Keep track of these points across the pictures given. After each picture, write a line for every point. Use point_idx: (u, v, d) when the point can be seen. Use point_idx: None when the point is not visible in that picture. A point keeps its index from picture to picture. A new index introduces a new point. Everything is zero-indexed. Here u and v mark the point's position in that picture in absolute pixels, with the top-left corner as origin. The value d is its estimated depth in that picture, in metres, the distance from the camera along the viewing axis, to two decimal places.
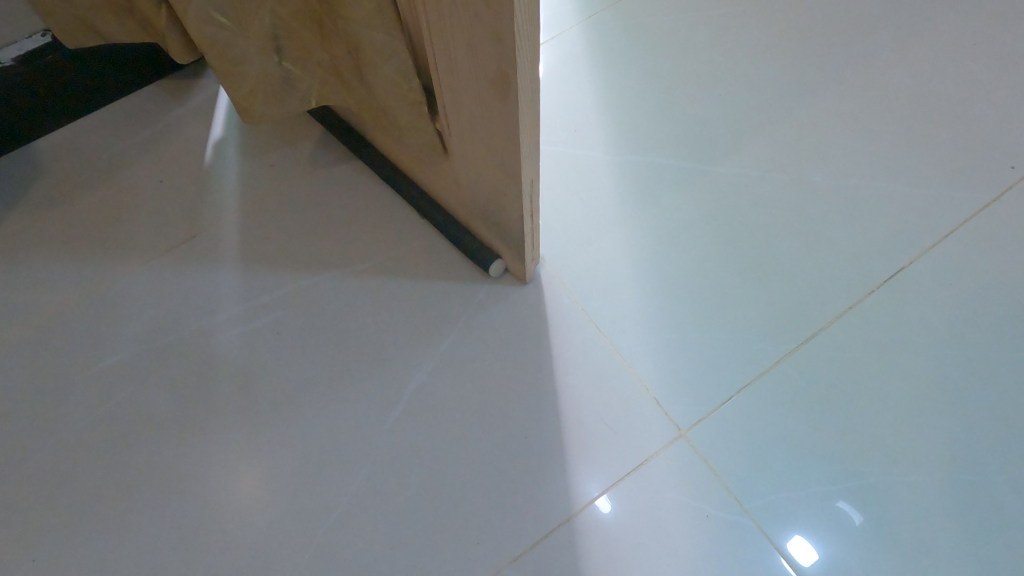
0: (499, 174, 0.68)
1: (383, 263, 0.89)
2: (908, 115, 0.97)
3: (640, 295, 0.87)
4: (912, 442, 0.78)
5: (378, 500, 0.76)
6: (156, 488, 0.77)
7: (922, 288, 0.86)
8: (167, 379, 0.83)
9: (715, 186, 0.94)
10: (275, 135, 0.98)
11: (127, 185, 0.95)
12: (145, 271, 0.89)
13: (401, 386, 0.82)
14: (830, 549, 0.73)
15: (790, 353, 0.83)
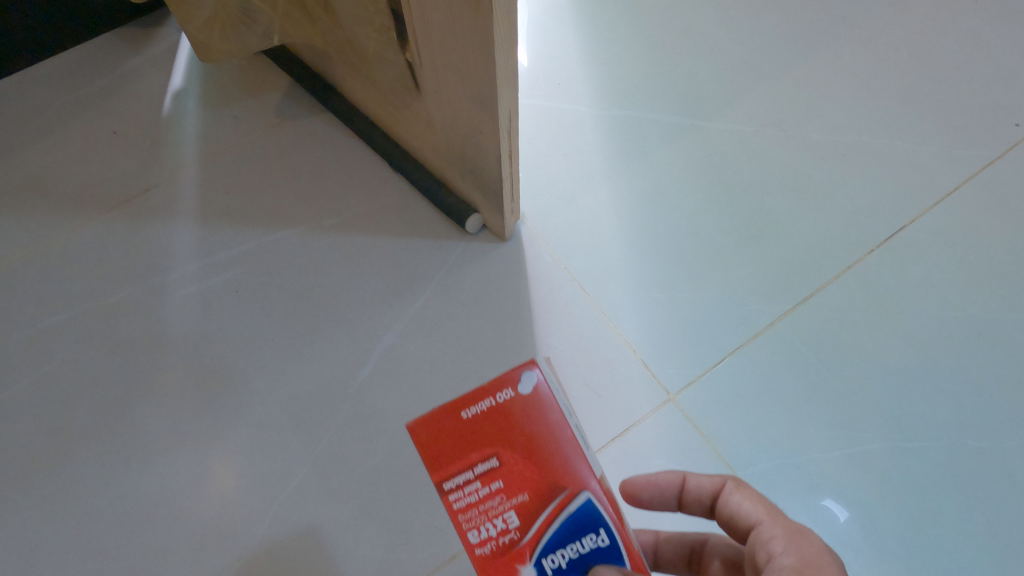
0: (475, 108, 0.63)
1: (352, 219, 0.83)
2: (910, 68, 0.92)
3: (628, 253, 0.82)
4: (914, 406, 0.73)
5: (342, 468, 0.71)
6: (103, 454, 0.72)
7: (925, 246, 0.81)
8: (117, 339, 0.78)
9: (705, 141, 0.88)
10: (240, 84, 0.93)
11: (81, 138, 0.90)
12: (97, 227, 0.84)
13: (368, 348, 0.77)
14: (831, 520, 0.68)
15: (786, 313, 0.78)
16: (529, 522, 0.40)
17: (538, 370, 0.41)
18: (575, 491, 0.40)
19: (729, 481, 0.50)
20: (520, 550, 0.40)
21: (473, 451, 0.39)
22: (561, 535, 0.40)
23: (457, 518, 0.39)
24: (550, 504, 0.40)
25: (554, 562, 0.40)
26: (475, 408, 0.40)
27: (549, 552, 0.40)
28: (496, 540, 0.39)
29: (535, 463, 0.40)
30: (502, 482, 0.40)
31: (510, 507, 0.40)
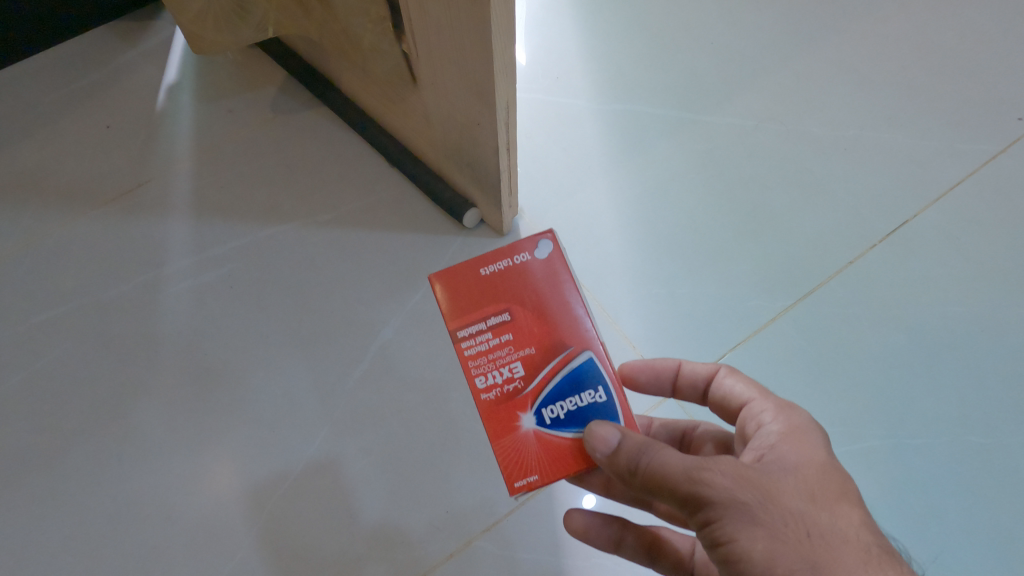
0: (472, 101, 0.62)
1: (348, 214, 0.83)
2: (912, 62, 0.91)
3: (628, 247, 0.81)
4: (916, 403, 0.72)
5: (339, 465, 0.70)
6: (94, 451, 0.71)
7: (927, 241, 0.80)
8: (109, 335, 0.77)
9: (705, 136, 0.87)
10: (234, 78, 0.92)
11: (74, 132, 0.89)
12: (90, 222, 0.83)
13: (364, 344, 0.76)
14: None
15: (787, 309, 0.77)
16: (531, 372, 0.49)
17: (552, 239, 0.51)
18: (571, 351, 0.50)
19: (721, 367, 0.55)
20: (522, 398, 0.49)
21: (488, 306, 0.50)
22: (559, 388, 0.49)
23: (470, 363, 0.49)
24: (550, 357, 0.49)
25: (551, 411, 0.49)
26: (494, 268, 0.50)
27: (547, 402, 0.49)
28: (502, 386, 0.49)
29: (539, 322, 0.50)
30: (511, 335, 0.49)
31: (517, 358, 0.49)
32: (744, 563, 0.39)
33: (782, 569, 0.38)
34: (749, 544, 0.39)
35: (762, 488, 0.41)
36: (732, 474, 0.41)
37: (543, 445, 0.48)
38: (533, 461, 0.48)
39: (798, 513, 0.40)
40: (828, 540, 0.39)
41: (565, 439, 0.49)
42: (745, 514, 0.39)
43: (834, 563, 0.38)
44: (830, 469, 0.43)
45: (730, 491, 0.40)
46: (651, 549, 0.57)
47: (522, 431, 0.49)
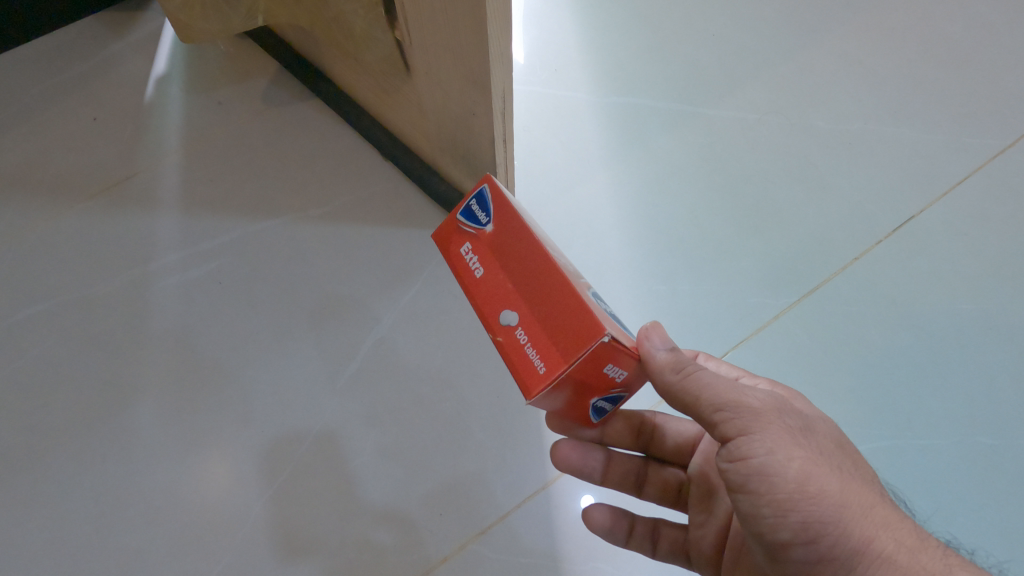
0: (467, 90, 0.60)
1: (341, 208, 0.80)
2: (918, 55, 0.89)
3: (628, 243, 0.79)
4: (924, 403, 0.71)
5: (329, 467, 0.68)
6: (77, 451, 0.69)
7: (935, 237, 0.78)
8: (94, 331, 0.75)
9: (707, 129, 0.85)
10: (225, 69, 0.90)
11: (60, 124, 0.87)
12: (75, 216, 0.81)
13: (356, 342, 0.74)
14: None
15: (791, 306, 0.75)
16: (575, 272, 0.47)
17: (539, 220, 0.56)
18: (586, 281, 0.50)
19: (702, 353, 0.61)
20: (578, 282, 0.45)
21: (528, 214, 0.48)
22: (596, 296, 0.47)
23: (536, 231, 0.44)
24: (578, 273, 0.48)
25: (599, 305, 0.45)
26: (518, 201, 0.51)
27: (594, 298, 0.46)
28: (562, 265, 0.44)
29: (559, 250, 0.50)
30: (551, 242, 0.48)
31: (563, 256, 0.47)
32: (781, 479, 0.42)
33: (814, 487, 0.42)
34: (792, 461, 0.42)
35: (802, 421, 0.45)
36: (775, 404, 0.44)
37: (610, 323, 0.42)
38: (609, 324, 0.41)
39: (831, 449, 0.45)
40: (856, 478, 0.44)
41: (620, 330, 0.44)
42: (789, 435, 0.43)
43: (858, 494, 0.43)
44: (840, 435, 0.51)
45: (776, 416, 0.43)
46: (653, 534, 0.60)
47: (593, 301, 0.42)
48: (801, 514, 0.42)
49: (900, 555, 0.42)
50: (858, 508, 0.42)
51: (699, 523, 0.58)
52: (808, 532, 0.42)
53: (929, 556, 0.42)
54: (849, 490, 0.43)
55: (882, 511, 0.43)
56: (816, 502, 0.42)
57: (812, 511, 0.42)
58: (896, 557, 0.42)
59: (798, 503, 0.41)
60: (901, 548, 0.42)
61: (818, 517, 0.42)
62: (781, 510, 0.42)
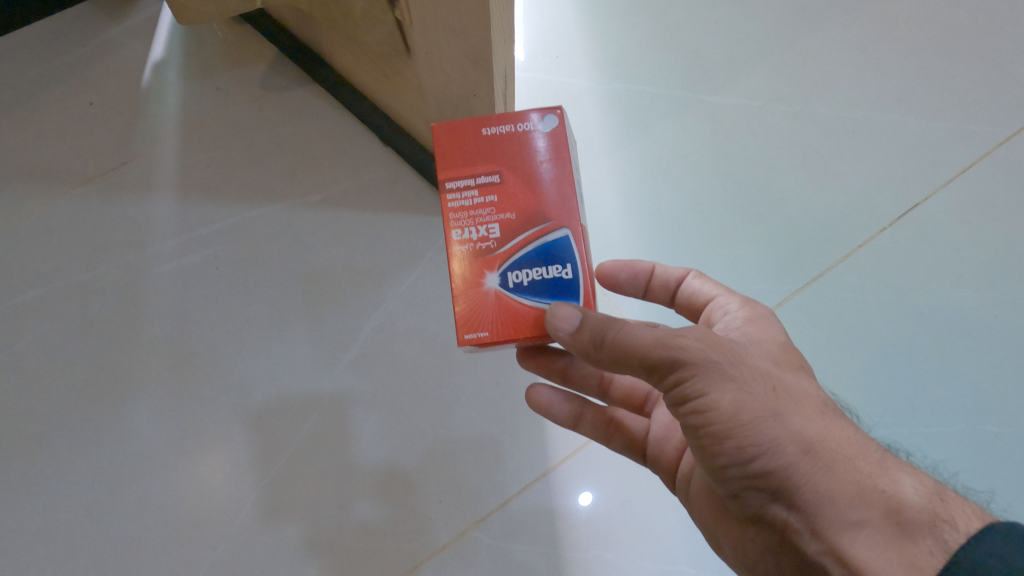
0: (468, 70, 0.59)
1: (340, 194, 0.80)
2: (923, 42, 0.88)
3: (629, 230, 0.78)
4: (928, 392, 0.70)
5: (327, 453, 0.67)
6: (71, 438, 0.68)
7: (939, 225, 0.77)
8: (89, 317, 0.74)
9: (710, 116, 0.85)
10: (223, 55, 0.89)
11: (55, 109, 0.86)
12: (70, 201, 0.80)
13: (355, 328, 0.73)
14: None
15: (795, 294, 0.75)
16: (508, 235, 0.46)
17: (560, 114, 0.46)
18: (553, 222, 0.46)
19: (693, 271, 0.59)
20: (493, 258, 0.46)
21: (480, 164, 0.46)
22: (530, 256, 0.46)
23: (450, 213, 0.46)
24: (527, 224, 0.45)
25: (517, 276, 0.45)
26: (494, 130, 0.46)
27: (515, 267, 0.46)
28: (476, 243, 0.46)
29: (530, 187, 0.46)
30: (497, 197, 0.46)
31: (496, 221, 0.46)
32: (712, 413, 0.41)
33: (746, 417, 0.41)
34: (720, 396, 0.41)
35: (732, 351, 0.43)
36: (704, 339, 0.42)
37: (501, 309, 0.45)
38: (488, 318, 0.45)
39: (764, 372, 0.43)
40: (791, 398, 0.43)
41: (524, 307, 0.45)
42: (718, 370, 0.41)
43: (793, 413, 0.42)
44: (789, 348, 0.48)
45: (705, 353, 0.41)
46: (608, 427, 0.59)
47: (485, 290, 0.45)
48: (736, 441, 0.41)
49: (838, 464, 0.41)
50: (794, 427, 0.41)
51: (659, 425, 0.57)
52: (746, 457, 0.41)
53: (867, 461, 0.41)
54: (784, 412, 0.42)
55: (819, 425, 0.42)
56: (750, 428, 0.41)
57: (746, 437, 0.41)
58: (833, 466, 0.41)
59: (733, 432, 0.41)
60: (838, 457, 0.41)
61: (754, 442, 0.41)
62: (717, 440, 0.41)
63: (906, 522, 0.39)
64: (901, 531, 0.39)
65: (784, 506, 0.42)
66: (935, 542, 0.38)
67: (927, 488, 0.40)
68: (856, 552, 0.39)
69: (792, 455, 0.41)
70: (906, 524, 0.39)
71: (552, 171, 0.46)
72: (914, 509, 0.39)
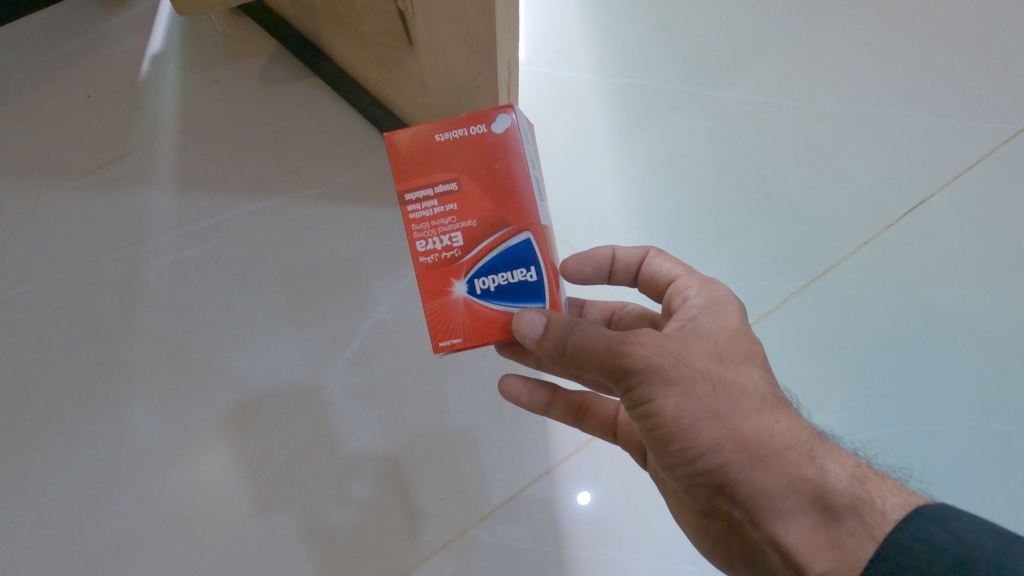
0: (471, 61, 0.58)
1: (339, 188, 0.79)
2: (929, 37, 0.87)
3: (632, 225, 0.78)
4: (934, 389, 0.69)
5: (326, 450, 0.67)
6: (66, 433, 0.67)
7: (945, 221, 0.77)
8: (86, 311, 0.73)
9: (715, 111, 0.84)
10: (222, 47, 0.88)
11: (52, 100, 0.84)
12: (66, 194, 0.79)
13: (355, 323, 0.72)
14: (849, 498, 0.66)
15: (800, 290, 0.74)
16: (471, 243, 0.43)
17: (514, 112, 0.42)
18: (518, 226, 0.43)
19: (653, 249, 0.56)
20: (458, 266, 0.43)
21: (436, 172, 0.42)
22: (496, 262, 0.43)
23: (409, 226, 0.43)
24: (490, 229, 0.43)
25: (484, 283, 0.43)
26: (446, 136, 0.42)
27: (482, 273, 0.43)
28: (440, 253, 0.43)
29: (489, 191, 0.42)
30: (456, 205, 0.43)
31: (458, 229, 0.43)
32: (657, 419, 0.40)
33: (687, 420, 0.40)
34: (664, 402, 0.40)
35: (675, 351, 0.41)
36: (651, 345, 0.41)
37: (471, 317, 0.43)
38: (459, 326, 0.44)
39: (709, 368, 0.41)
40: (730, 392, 0.41)
41: (494, 312, 0.44)
42: (660, 373, 0.40)
43: (732, 407, 0.41)
44: (740, 334, 0.45)
45: (650, 357, 0.40)
46: (578, 410, 0.56)
47: (453, 298, 0.43)
48: (680, 442, 0.40)
49: (774, 457, 0.40)
50: (731, 424, 0.40)
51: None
52: (688, 456, 0.41)
53: (800, 450, 0.40)
54: (721, 408, 0.40)
55: (757, 418, 0.41)
56: (690, 431, 0.40)
57: (687, 439, 0.40)
58: (767, 460, 0.40)
59: (675, 436, 0.40)
60: (772, 451, 0.40)
61: (694, 441, 0.40)
62: (664, 442, 0.41)
63: (832, 508, 0.39)
64: (830, 519, 0.39)
65: (727, 500, 0.42)
66: (859, 526, 0.37)
67: (849, 469, 0.40)
68: (790, 540, 0.39)
69: (731, 452, 0.40)
70: (832, 509, 0.39)
71: (510, 176, 0.42)
72: (838, 495, 0.39)
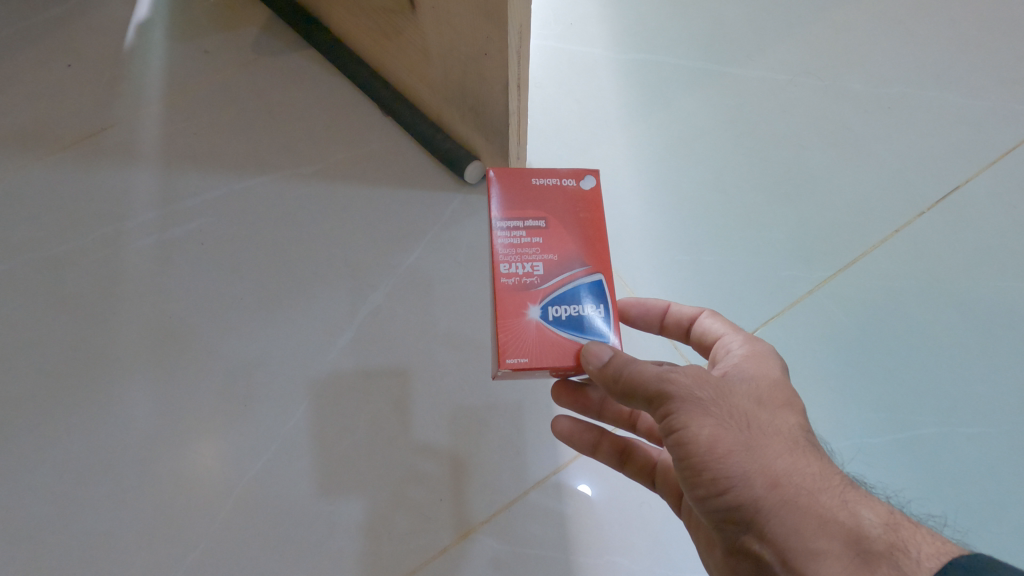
0: (478, 23, 0.53)
1: (335, 166, 0.74)
2: (963, 15, 0.82)
3: (648, 210, 0.73)
4: (970, 389, 0.65)
5: (317, 444, 0.62)
6: (38, 423, 0.63)
7: (981, 208, 0.72)
8: (62, 293, 0.68)
9: (736, 90, 0.79)
10: (213, 17, 0.83)
11: (30, 70, 0.79)
12: (43, 168, 0.74)
13: (351, 310, 0.67)
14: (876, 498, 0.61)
15: (826, 281, 0.69)
16: (552, 273, 0.43)
17: (598, 176, 0.46)
18: (594, 265, 0.43)
19: (708, 310, 0.52)
20: (535, 292, 0.42)
21: (527, 208, 0.44)
22: (573, 293, 0.43)
23: (498, 249, 0.43)
24: (571, 263, 0.43)
25: (558, 311, 0.42)
26: (543, 182, 0.45)
27: (558, 301, 0.42)
28: (521, 278, 0.42)
29: (571, 235, 0.44)
30: (542, 239, 0.43)
31: (541, 258, 0.43)
32: (690, 447, 0.37)
33: (720, 449, 0.37)
34: (698, 429, 0.37)
35: (714, 387, 0.40)
36: (693, 376, 0.39)
37: (543, 340, 0.41)
38: (529, 349, 0.41)
39: (746, 407, 0.39)
40: (765, 429, 0.39)
41: (566, 341, 0.42)
42: (698, 402, 0.38)
43: (765, 443, 0.38)
44: (782, 385, 0.42)
45: (689, 387, 0.39)
46: (621, 455, 0.55)
47: (527, 321, 0.41)
48: (712, 474, 0.37)
49: (805, 497, 0.36)
50: (764, 459, 0.37)
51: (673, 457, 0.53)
52: (716, 488, 0.37)
53: (832, 494, 0.36)
54: (754, 444, 0.38)
55: (790, 458, 0.38)
56: (721, 462, 0.37)
57: (719, 470, 0.37)
58: (798, 500, 0.36)
59: (707, 464, 0.37)
60: (804, 491, 0.36)
61: (724, 472, 0.37)
62: (694, 471, 0.38)
63: (867, 553, 0.34)
64: (864, 565, 0.34)
65: (755, 541, 0.37)
66: (893, 572, 0.33)
67: (883, 517, 0.36)
68: None
69: (760, 487, 0.37)
70: (866, 554, 0.34)
71: (591, 224, 0.44)
72: (872, 540, 0.34)
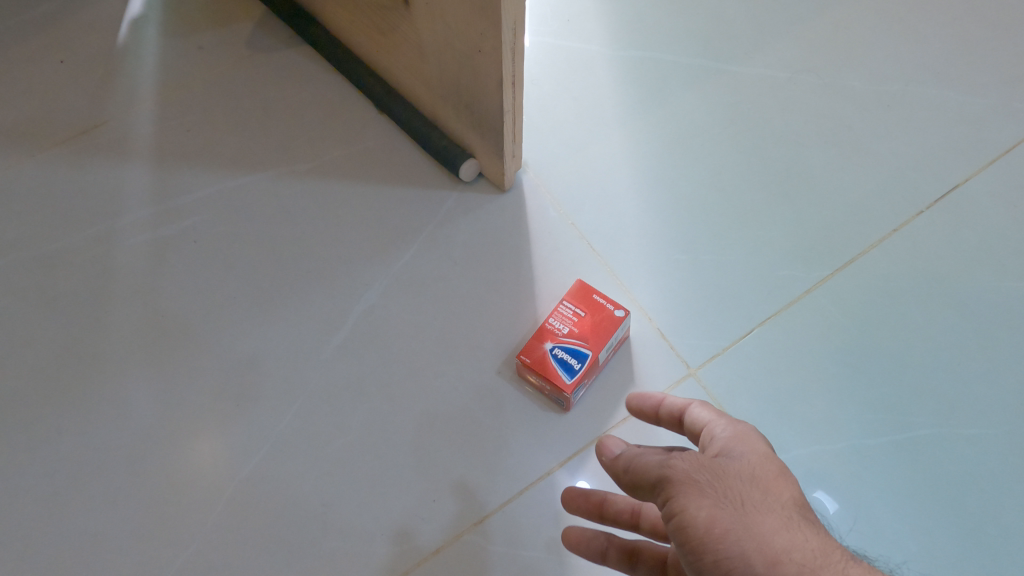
0: (474, 18, 0.53)
1: (330, 163, 0.73)
2: (964, 12, 0.81)
3: (645, 208, 0.72)
4: (969, 389, 0.64)
5: (310, 444, 0.62)
6: (29, 423, 0.63)
7: (981, 207, 0.71)
8: (53, 291, 0.68)
9: (734, 87, 0.78)
10: (207, 12, 0.82)
11: (24, 66, 0.79)
12: (35, 166, 0.73)
13: (344, 309, 0.67)
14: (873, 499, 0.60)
15: (824, 280, 0.68)
16: (575, 335, 0.61)
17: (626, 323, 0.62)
18: (601, 350, 0.61)
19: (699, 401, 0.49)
20: (556, 336, 0.62)
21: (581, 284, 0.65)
22: (578, 354, 0.60)
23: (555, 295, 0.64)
24: (590, 338, 0.61)
25: (563, 355, 0.61)
26: (602, 300, 0.63)
27: (568, 351, 0.61)
28: (556, 322, 0.62)
29: (601, 331, 0.61)
30: (581, 309, 0.63)
31: (574, 323, 0.62)
32: (689, 530, 0.39)
33: (719, 530, 0.39)
34: (697, 512, 0.39)
35: (712, 469, 0.42)
36: (691, 461, 0.42)
37: (542, 359, 0.61)
38: (534, 355, 0.61)
39: (744, 486, 0.41)
40: (763, 505, 0.40)
41: (556, 372, 0.60)
42: (695, 485, 0.40)
43: (763, 520, 0.39)
44: (776, 460, 0.43)
45: (688, 473, 0.41)
46: (631, 555, 0.52)
47: (543, 345, 0.61)
48: (714, 556, 0.39)
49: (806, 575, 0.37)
50: (762, 537, 0.39)
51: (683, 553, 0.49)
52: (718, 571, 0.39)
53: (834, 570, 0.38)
54: (752, 524, 0.39)
55: (787, 535, 0.39)
56: (721, 542, 0.38)
57: (719, 552, 0.38)
58: None
59: (707, 547, 0.38)
60: (805, 568, 0.38)
61: (725, 555, 0.38)
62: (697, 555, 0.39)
63: None
64: None
65: None
66: None
67: None
68: None
69: (761, 566, 0.38)
70: None
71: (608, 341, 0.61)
72: None
